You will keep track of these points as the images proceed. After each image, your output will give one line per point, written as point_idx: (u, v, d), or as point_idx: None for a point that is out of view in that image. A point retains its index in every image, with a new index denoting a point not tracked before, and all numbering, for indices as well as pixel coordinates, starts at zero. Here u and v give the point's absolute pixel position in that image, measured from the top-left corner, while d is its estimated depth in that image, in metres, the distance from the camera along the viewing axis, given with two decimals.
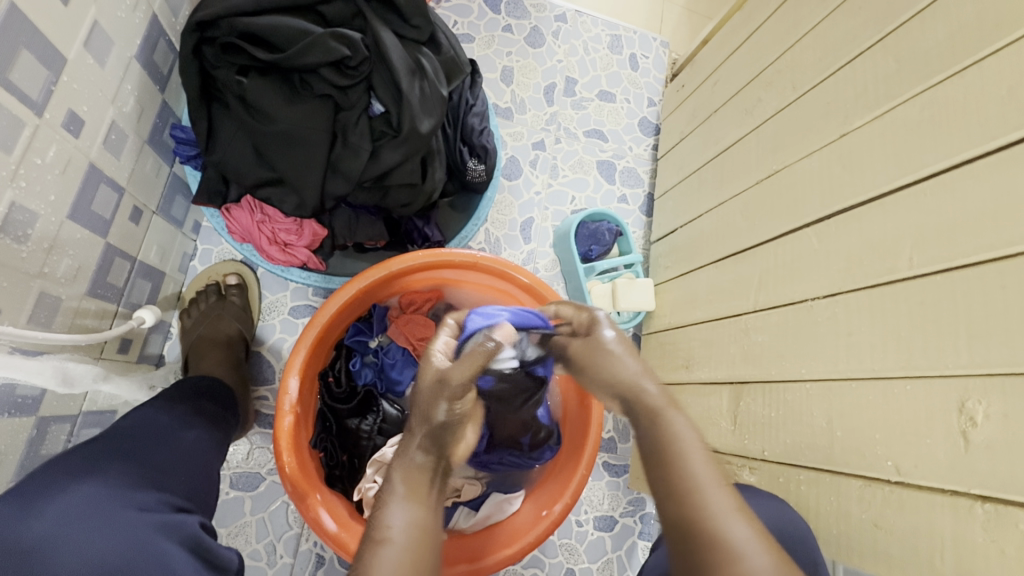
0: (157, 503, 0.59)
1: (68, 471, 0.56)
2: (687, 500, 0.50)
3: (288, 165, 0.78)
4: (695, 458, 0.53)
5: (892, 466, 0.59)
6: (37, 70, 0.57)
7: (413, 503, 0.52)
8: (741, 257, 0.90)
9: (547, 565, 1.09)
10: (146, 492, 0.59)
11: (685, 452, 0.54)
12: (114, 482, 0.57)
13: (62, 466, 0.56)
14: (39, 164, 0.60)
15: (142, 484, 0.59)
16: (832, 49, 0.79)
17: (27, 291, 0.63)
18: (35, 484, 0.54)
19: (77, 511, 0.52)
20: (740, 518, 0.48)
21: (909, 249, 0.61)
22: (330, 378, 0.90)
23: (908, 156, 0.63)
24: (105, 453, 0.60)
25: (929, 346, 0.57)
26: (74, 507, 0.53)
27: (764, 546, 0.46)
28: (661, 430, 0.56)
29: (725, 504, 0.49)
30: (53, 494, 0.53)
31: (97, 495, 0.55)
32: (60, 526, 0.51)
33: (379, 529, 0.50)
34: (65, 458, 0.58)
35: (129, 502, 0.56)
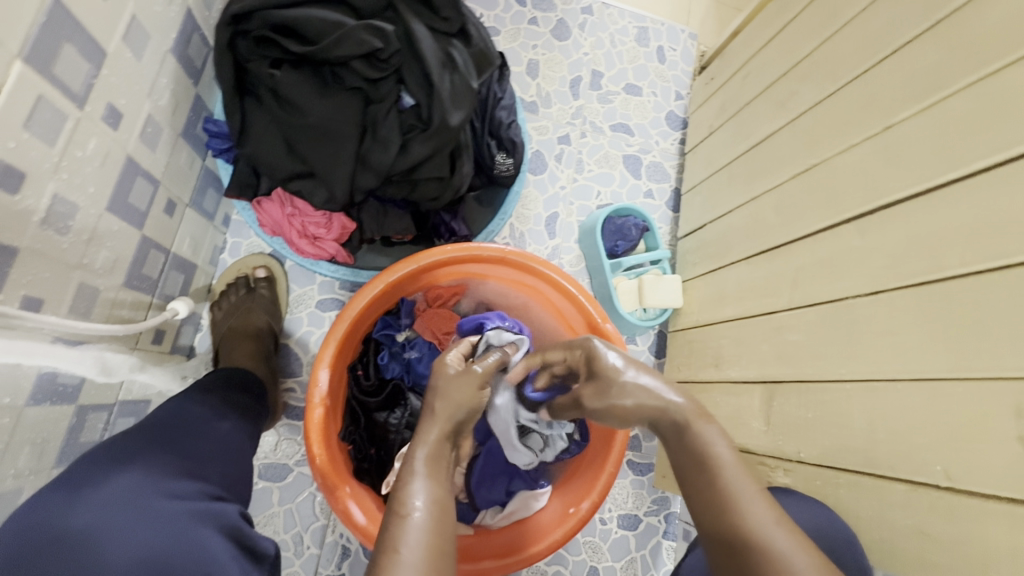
0: (197, 492, 0.59)
1: (107, 461, 0.57)
2: (722, 500, 0.55)
3: (319, 157, 0.78)
4: (729, 467, 0.57)
5: (941, 471, 0.56)
6: (78, 64, 0.58)
7: (433, 479, 0.54)
8: (775, 253, 0.87)
9: (570, 562, 1.08)
10: (182, 481, 0.59)
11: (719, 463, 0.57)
12: (156, 470, 0.58)
13: (102, 456, 0.57)
14: (79, 156, 0.61)
15: (182, 473, 0.60)
16: (875, 38, 0.76)
17: (67, 281, 0.64)
18: (77, 474, 0.54)
19: (121, 497, 0.53)
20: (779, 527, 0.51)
21: (960, 245, 0.58)
22: (359, 371, 0.90)
23: (960, 148, 0.61)
24: (143, 443, 0.61)
25: (982, 347, 0.54)
26: (119, 494, 0.53)
27: (808, 555, 0.49)
28: (695, 446, 0.59)
29: (748, 486, 0.55)
30: (99, 481, 0.54)
31: (140, 482, 0.56)
32: (108, 510, 0.52)
33: (404, 502, 0.50)
34: (110, 445, 0.59)
35: (166, 490, 0.56)
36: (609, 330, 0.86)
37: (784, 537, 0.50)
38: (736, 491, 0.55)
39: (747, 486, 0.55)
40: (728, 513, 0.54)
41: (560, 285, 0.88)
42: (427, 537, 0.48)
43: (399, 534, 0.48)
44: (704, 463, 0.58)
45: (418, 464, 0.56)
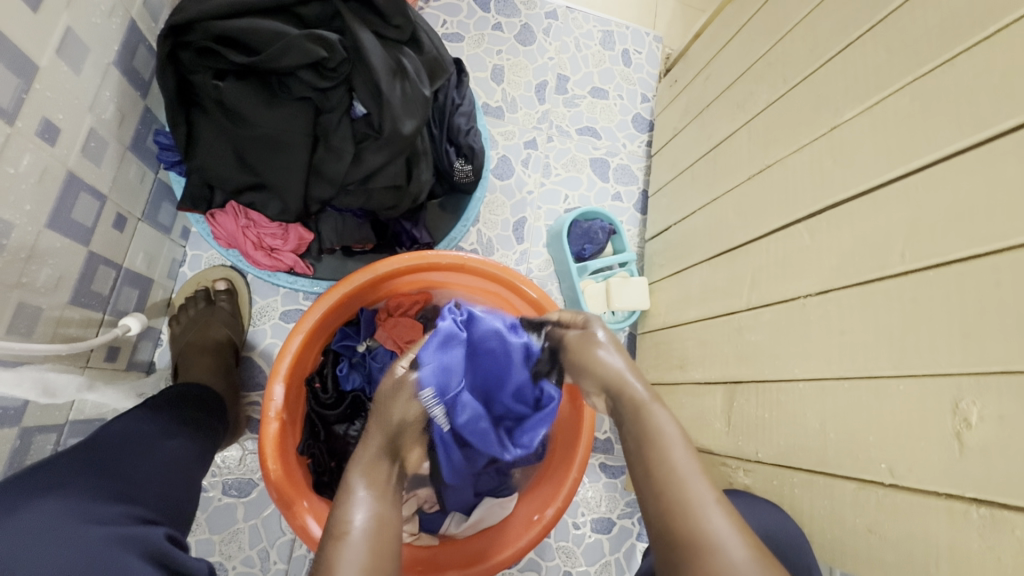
0: (126, 516, 0.58)
1: (30, 487, 0.55)
2: (672, 503, 0.49)
3: (271, 169, 0.77)
4: (677, 449, 0.53)
5: (886, 469, 0.57)
6: (6, 79, 0.57)
7: (376, 499, 0.54)
8: (734, 254, 0.88)
9: (544, 568, 1.08)
10: (110, 506, 0.57)
11: (666, 445, 0.53)
12: (82, 495, 0.56)
13: (27, 481, 0.55)
14: (12, 172, 0.60)
15: (111, 496, 0.58)
16: (823, 40, 0.77)
17: (4, 301, 0.63)
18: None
19: (40, 525, 0.51)
20: (719, 506, 0.48)
21: (901, 243, 0.59)
22: (317, 384, 0.88)
23: (899, 148, 0.61)
24: (72, 466, 0.59)
25: (921, 345, 0.55)
26: (37, 522, 0.51)
27: (742, 538, 0.45)
28: (644, 428, 0.56)
29: (707, 494, 0.49)
30: (21, 506, 0.52)
31: (63, 508, 0.54)
32: (24, 540, 0.50)
33: (339, 523, 0.51)
34: (39, 466, 0.57)
35: (91, 514, 0.55)
36: None
37: (722, 520, 0.46)
38: (682, 471, 0.51)
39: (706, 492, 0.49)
40: (683, 514, 0.47)
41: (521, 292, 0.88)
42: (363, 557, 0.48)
43: (336, 556, 0.48)
44: (654, 450, 0.53)
45: (357, 483, 0.56)
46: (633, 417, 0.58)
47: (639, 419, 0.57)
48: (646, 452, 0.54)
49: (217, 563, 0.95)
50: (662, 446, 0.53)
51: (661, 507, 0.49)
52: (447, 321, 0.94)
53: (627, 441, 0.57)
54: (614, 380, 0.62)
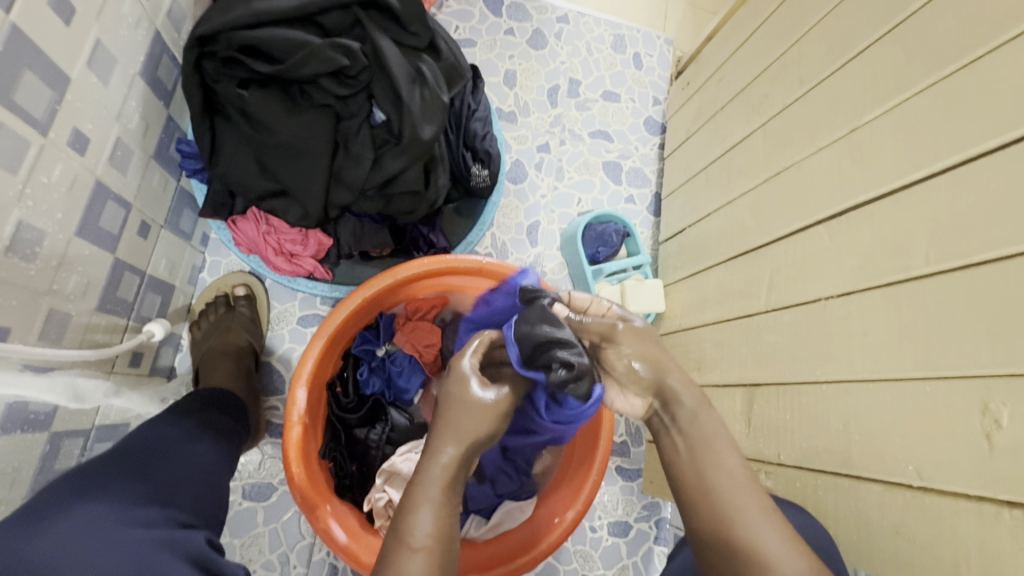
0: (162, 519, 0.59)
1: (71, 491, 0.56)
2: (722, 512, 0.56)
3: (292, 175, 0.78)
4: (726, 458, 0.60)
5: (914, 471, 0.56)
6: (40, 91, 0.58)
7: (443, 507, 0.55)
8: (752, 256, 0.88)
9: (562, 572, 1.07)
10: (150, 509, 0.58)
11: (718, 455, 0.60)
12: (121, 498, 0.58)
13: (66, 485, 0.56)
14: (45, 182, 0.61)
15: (150, 499, 0.59)
16: (840, 41, 0.77)
17: (36, 308, 0.64)
18: (38, 504, 0.54)
19: (84, 526, 0.53)
20: (768, 517, 0.54)
21: (925, 243, 0.59)
22: (338, 389, 0.89)
23: (922, 149, 0.61)
24: (111, 470, 0.60)
25: (948, 346, 0.54)
26: (81, 525, 0.53)
27: (789, 544, 0.52)
28: (695, 440, 0.63)
29: (758, 506, 0.56)
30: (62, 509, 0.53)
31: (107, 511, 0.55)
32: (66, 541, 0.51)
33: (412, 535, 0.52)
34: (77, 471, 0.59)
35: (132, 518, 0.56)
36: None
37: (773, 530, 0.53)
38: (728, 481, 0.58)
39: (751, 504, 0.56)
40: (732, 522, 0.55)
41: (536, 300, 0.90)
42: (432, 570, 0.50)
43: (403, 569, 0.49)
44: (707, 461, 0.61)
45: (428, 490, 0.56)
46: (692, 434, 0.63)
47: (695, 430, 0.64)
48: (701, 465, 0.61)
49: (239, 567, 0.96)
50: (715, 458, 0.61)
51: (714, 516, 0.57)
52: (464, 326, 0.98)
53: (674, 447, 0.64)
54: (666, 389, 0.67)
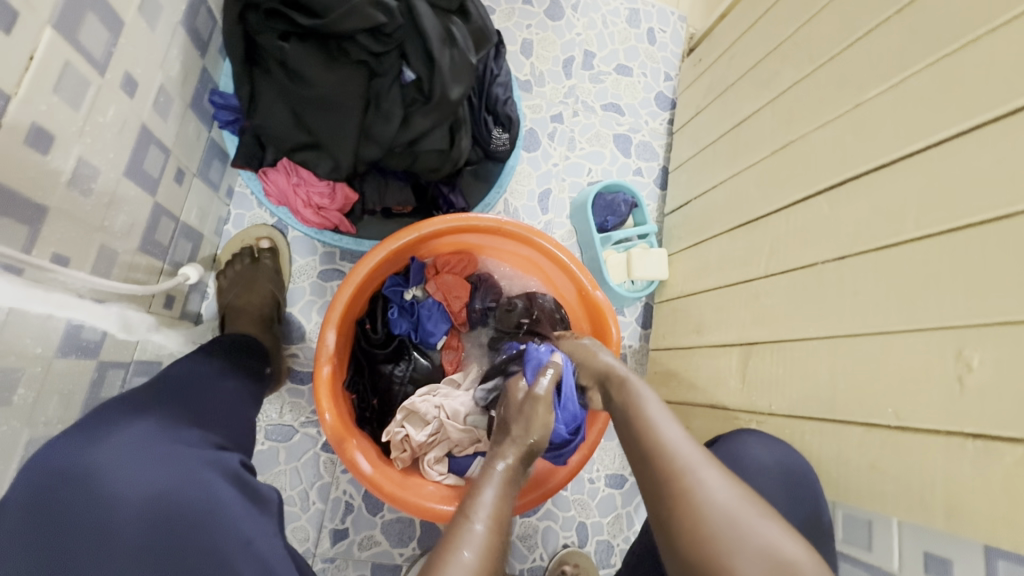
0: (199, 440, 0.64)
1: (121, 411, 0.62)
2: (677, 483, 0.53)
3: (325, 128, 0.82)
4: (658, 415, 0.63)
5: (891, 413, 0.63)
6: (99, 33, 0.62)
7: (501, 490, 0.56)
8: (755, 225, 0.93)
9: (560, 517, 1.15)
10: (188, 431, 0.64)
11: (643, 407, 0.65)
12: (166, 420, 0.64)
13: (118, 406, 0.62)
14: (100, 122, 0.65)
15: (187, 424, 0.65)
16: (850, 22, 0.81)
17: (89, 243, 0.68)
18: (94, 422, 0.59)
19: (133, 440, 0.58)
20: (710, 469, 0.54)
21: (916, 210, 0.64)
22: (367, 326, 0.95)
23: (917, 124, 0.66)
24: (155, 396, 0.66)
25: (930, 302, 0.61)
26: (129, 439, 0.58)
27: (734, 486, 0.52)
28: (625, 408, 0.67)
29: (711, 469, 0.53)
30: (112, 427, 0.59)
31: (151, 429, 0.61)
32: (118, 453, 0.56)
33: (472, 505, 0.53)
34: (116, 400, 0.64)
35: (172, 437, 0.62)
36: (599, 298, 0.92)
37: (727, 490, 0.51)
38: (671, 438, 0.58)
39: (683, 437, 0.58)
40: (657, 457, 0.57)
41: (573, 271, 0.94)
42: (486, 544, 0.49)
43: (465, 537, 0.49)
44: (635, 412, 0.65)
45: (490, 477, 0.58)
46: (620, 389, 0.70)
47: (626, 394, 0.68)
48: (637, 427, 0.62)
49: None
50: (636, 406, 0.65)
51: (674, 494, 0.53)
52: (494, 289, 1.01)
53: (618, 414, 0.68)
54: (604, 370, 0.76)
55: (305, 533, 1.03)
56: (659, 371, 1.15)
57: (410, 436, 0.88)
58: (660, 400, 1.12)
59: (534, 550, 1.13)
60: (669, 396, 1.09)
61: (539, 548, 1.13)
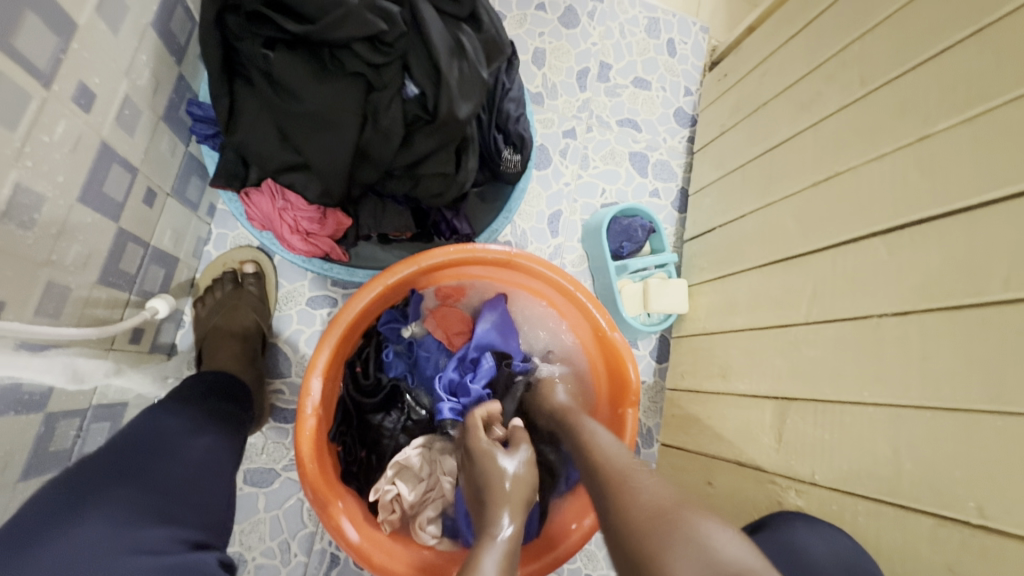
0: (167, 539, 0.53)
1: (65, 504, 0.50)
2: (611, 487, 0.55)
3: (314, 148, 0.72)
4: (601, 437, 0.66)
5: (973, 506, 0.53)
6: (44, 37, 0.52)
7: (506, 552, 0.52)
8: (792, 264, 0.84)
9: (566, 570, 1.05)
10: (152, 529, 0.52)
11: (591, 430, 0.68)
12: (121, 515, 0.51)
13: (62, 496, 0.51)
14: (46, 141, 0.55)
15: (152, 516, 0.53)
16: (910, 42, 0.72)
17: (33, 280, 0.58)
18: (34, 522, 0.48)
19: (81, 556, 0.47)
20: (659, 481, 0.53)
21: (1001, 268, 0.55)
22: (358, 368, 0.85)
23: (1002, 167, 0.57)
24: (106, 474, 0.54)
25: (1022, 379, 0.51)
26: (75, 556, 0.47)
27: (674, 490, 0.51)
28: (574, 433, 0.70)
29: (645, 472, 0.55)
30: (51, 535, 0.47)
31: (104, 536, 0.49)
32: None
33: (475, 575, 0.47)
34: (66, 479, 0.52)
35: (133, 544, 0.50)
36: (617, 339, 0.82)
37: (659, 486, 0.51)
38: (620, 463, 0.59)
39: (628, 461, 0.60)
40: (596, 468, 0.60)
41: (585, 300, 0.83)
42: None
43: None
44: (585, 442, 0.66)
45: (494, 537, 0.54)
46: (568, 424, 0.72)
47: (576, 433, 0.69)
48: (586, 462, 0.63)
49: (237, 554, 0.93)
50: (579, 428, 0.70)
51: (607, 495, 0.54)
52: None
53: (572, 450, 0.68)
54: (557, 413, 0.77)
55: None
56: (678, 414, 1.06)
57: (401, 495, 0.78)
58: (679, 446, 1.03)
59: None
60: (689, 443, 1.00)
61: None
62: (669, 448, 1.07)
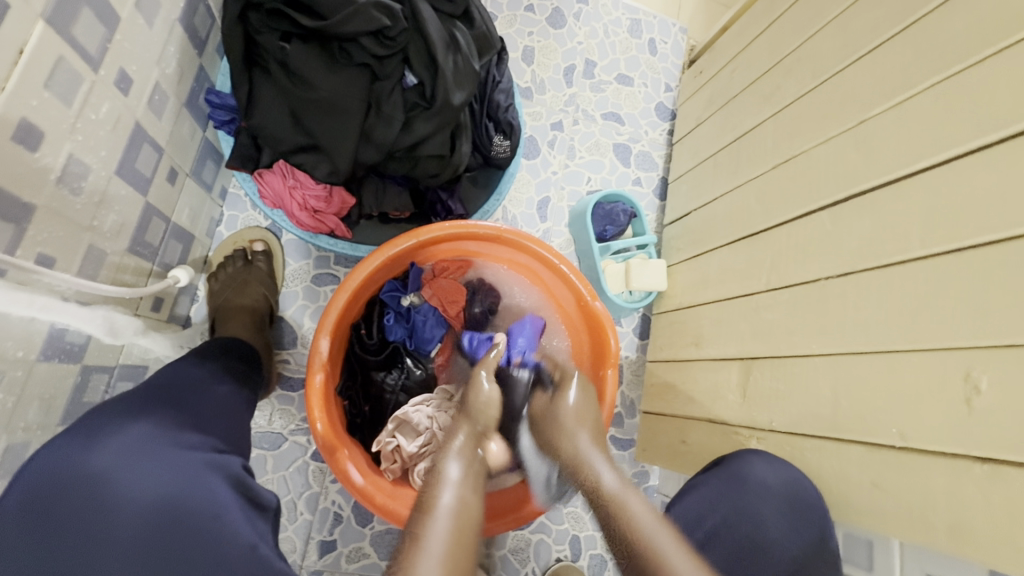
0: (202, 444, 0.62)
1: (118, 412, 0.58)
2: (654, 567, 0.58)
3: (324, 131, 0.80)
4: (631, 499, 0.65)
5: (896, 433, 0.62)
6: (95, 27, 0.60)
7: (462, 487, 0.63)
8: (756, 239, 0.93)
9: (553, 531, 1.13)
10: (190, 435, 0.61)
11: (618, 493, 0.67)
12: (166, 421, 0.61)
13: (113, 408, 0.59)
14: (93, 119, 0.63)
15: (188, 427, 0.62)
16: (855, 37, 0.81)
17: (77, 243, 0.65)
18: (92, 421, 0.56)
19: (138, 443, 0.56)
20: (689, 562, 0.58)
21: (923, 229, 0.64)
22: (362, 331, 0.92)
23: (925, 143, 0.66)
24: (146, 396, 0.63)
25: (937, 321, 0.60)
26: (133, 443, 0.55)
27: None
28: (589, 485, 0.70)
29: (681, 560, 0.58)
30: (113, 427, 0.56)
31: (155, 432, 0.58)
32: (123, 454, 0.54)
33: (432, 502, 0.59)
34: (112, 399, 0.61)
35: (177, 441, 0.59)
36: (598, 308, 0.89)
37: (688, 565, 0.57)
38: (648, 530, 0.61)
39: (651, 519, 0.63)
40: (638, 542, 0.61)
41: (568, 271, 0.91)
42: (445, 538, 0.55)
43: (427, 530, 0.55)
44: (617, 507, 0.65)
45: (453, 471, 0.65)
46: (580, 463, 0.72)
47: (611, 504, 0.66)
48: (621, 530, 0.63)
49: None
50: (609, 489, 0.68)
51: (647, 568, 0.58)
52: (490, 293, 1.01)
53: (602, 522, 0.66)
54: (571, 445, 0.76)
55: (292, 545, 1.00)
56: (657, 383, 1.14)
57: (400, 446, 0.86)
58: (658, 413, 1.11)
59: (526, 564, 1.11)
60: (666, 409, 1.08)
61: (532, 562, 1.11)
62: (649, 416, 1.15)
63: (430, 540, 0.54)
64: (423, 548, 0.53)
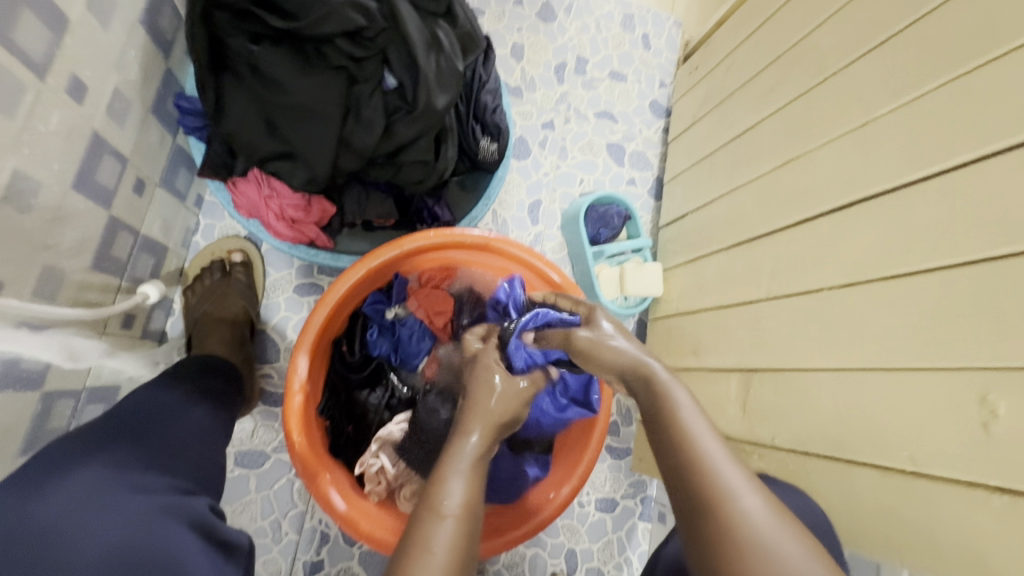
0: (165, 486, 0.57)
1: (73, 455, 0.54)
2: (706, 495, 0.42)
3: (300, 138, 0.76)
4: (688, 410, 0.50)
5: (907, 456, 0.59)
6: (40, 32, 0.55)
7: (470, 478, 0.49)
8: (755, 245, 0.89)
9: (549, 544, 1.10)
10: (151, 476, 0.57)
11: (678, 408, 0.50)
12: (125, 463, 0.56)
13: (67, 450, 0.55)
14: (42, 131, 0.58)
15: (151, 467, 0.58)
16: (858, 32, 0.77)
17: (30, 263, 0.61)
18: (42, 467, 0.52)
19: (90, 491, 0.51)
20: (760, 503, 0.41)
21: (932, 240, 0.60)
22: (344, 346, 0.89)
23: (934, 147, 0.62)
24: (107, 435, 0.59)
25: (948, 339, 0.56)
26: (83, 492, 0.51)
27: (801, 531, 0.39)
28: (658, 396, 0.53)
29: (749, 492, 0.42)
30: (63, 473, 0.52)
31: (110, 478, 0.54)
32: (72, 505, 0.50)
33: (440, 502, 0.45)
34: (71, 439, 0.57)
35: (134, 486, 0.54)
36: None
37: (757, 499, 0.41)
38: (713, 459, 0.44)
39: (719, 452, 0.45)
40: (698, 476, 0.43)
41: (557, 282, 0.88)
42: (456, 549, 0.43)
43: (432, 539, 0.42)
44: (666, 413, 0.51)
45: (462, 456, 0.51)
46: (656, 391, 0.54)
47: (658, 396, 0.53)
48: (671, 439, 0.48)
49: None
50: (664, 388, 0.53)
51: (698, 499, 0.43)
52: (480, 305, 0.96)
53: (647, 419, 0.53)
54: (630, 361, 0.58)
55: (277, 566, 0.96)
56: None
57: (384, 467, 0.82)
58: None
59: None
60: None
61: None
62: None
63: (438, 549, 0.42)
64: (429, 562, 0.41)
